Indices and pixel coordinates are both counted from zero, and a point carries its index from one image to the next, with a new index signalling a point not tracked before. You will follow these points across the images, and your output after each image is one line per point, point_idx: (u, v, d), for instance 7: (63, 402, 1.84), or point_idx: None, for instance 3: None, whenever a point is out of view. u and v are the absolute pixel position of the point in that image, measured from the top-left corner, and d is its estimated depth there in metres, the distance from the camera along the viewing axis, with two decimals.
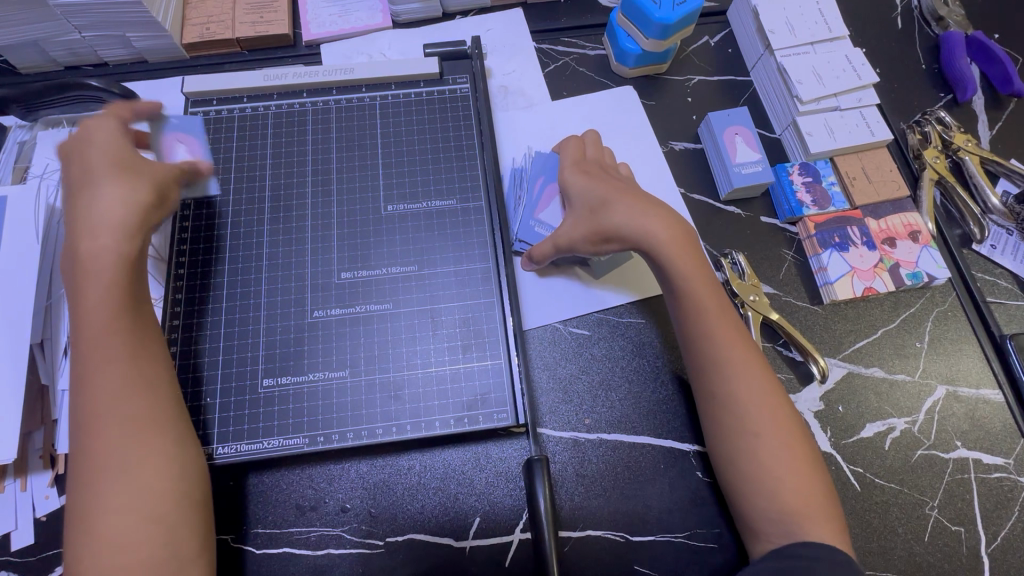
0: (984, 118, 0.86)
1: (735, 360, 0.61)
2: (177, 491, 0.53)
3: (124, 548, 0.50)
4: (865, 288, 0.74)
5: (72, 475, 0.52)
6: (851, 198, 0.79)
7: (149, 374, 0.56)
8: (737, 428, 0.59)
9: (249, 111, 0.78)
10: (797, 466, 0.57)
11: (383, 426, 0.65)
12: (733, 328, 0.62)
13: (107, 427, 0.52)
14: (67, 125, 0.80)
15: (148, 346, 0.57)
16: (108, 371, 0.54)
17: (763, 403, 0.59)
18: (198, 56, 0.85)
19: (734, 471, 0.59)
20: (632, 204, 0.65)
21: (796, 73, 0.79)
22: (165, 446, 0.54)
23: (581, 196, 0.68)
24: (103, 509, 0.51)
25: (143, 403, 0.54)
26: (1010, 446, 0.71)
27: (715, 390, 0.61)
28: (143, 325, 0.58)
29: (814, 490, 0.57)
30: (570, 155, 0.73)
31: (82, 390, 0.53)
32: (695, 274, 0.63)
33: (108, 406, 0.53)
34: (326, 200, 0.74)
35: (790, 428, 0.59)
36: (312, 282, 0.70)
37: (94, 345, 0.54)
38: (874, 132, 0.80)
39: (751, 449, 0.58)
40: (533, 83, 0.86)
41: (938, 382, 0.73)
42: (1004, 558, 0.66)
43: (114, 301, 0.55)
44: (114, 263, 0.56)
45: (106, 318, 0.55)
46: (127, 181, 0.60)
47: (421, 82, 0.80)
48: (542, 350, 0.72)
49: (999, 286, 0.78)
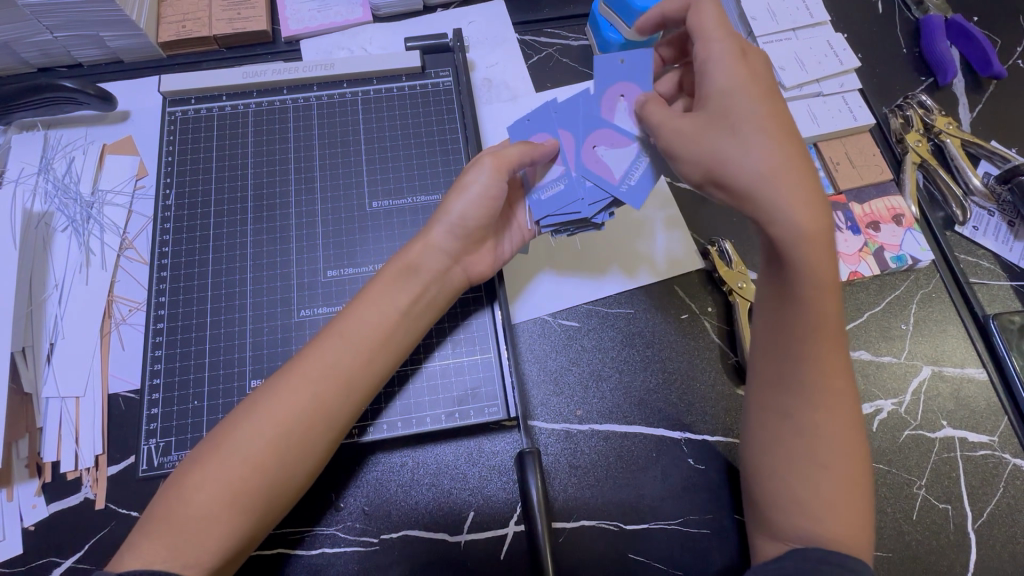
0: (964, 101, 0.87)
1: (830, 388, 0.54)
2: (261, 508, 0.52)
3: (211, 502, 0.50)
4: (849, 272, 0.76)
5: (248, 399, 0.55)
6: (835, 182, 0.79)
7: (359, 379, 0.57)
8: (800, 458, 0.54)
9: (228, 109, 0.77)
10: (849, 500, 0.53)
11: (375, 423, 0.65)
12: (840, 352, 0.54)
13: (300, 391, 0.54)
14: (42, 128, 0.79)
15: (363, 369, 0.58)
16: (345, 349, 0.57)
17: (837, 439, 0.54)
18: (175, 55, 0.84)
19: (780, 494, 0.55)
20: (766, 140, 0.52)
21: (778, 60, 0.80)
22: (307, 453, 0.54)
23: (714, 104, 0.54)
24: (237, 447, 0.52)
25: (337, 396, 0.56)
26: (995, 424, 0.72)
27: (789, 411, 0.55)
28: (389, 329, 0.60)
29: (849, 508, 0.53)
30: (712, 34, 0.56)
31: (302, 364, 0.56)
32: (826, 277, 0.51)
33: (318, 373, 0.56)
34: (309, 198, 0.73)
35: (857, 464, 0.54)
36: (298, 282, 0.70)
37: (335, 337, 0.58)
38: (856, 117, 0.81)
39: (806, 476, 0.54)
40: (516, 75, 0.85)
41: (923, 363, 0.74)
42: (990, 534, 0.67)
43: (368, 305, 0.59)
44: (394, 270, 0.61)
45: (370, 296, 0.60)
46: (468, 181, 0.62)
47: (403, 77, 0.80)
48: (532, 343, 0.72)
49: (981, 266, 0.79)
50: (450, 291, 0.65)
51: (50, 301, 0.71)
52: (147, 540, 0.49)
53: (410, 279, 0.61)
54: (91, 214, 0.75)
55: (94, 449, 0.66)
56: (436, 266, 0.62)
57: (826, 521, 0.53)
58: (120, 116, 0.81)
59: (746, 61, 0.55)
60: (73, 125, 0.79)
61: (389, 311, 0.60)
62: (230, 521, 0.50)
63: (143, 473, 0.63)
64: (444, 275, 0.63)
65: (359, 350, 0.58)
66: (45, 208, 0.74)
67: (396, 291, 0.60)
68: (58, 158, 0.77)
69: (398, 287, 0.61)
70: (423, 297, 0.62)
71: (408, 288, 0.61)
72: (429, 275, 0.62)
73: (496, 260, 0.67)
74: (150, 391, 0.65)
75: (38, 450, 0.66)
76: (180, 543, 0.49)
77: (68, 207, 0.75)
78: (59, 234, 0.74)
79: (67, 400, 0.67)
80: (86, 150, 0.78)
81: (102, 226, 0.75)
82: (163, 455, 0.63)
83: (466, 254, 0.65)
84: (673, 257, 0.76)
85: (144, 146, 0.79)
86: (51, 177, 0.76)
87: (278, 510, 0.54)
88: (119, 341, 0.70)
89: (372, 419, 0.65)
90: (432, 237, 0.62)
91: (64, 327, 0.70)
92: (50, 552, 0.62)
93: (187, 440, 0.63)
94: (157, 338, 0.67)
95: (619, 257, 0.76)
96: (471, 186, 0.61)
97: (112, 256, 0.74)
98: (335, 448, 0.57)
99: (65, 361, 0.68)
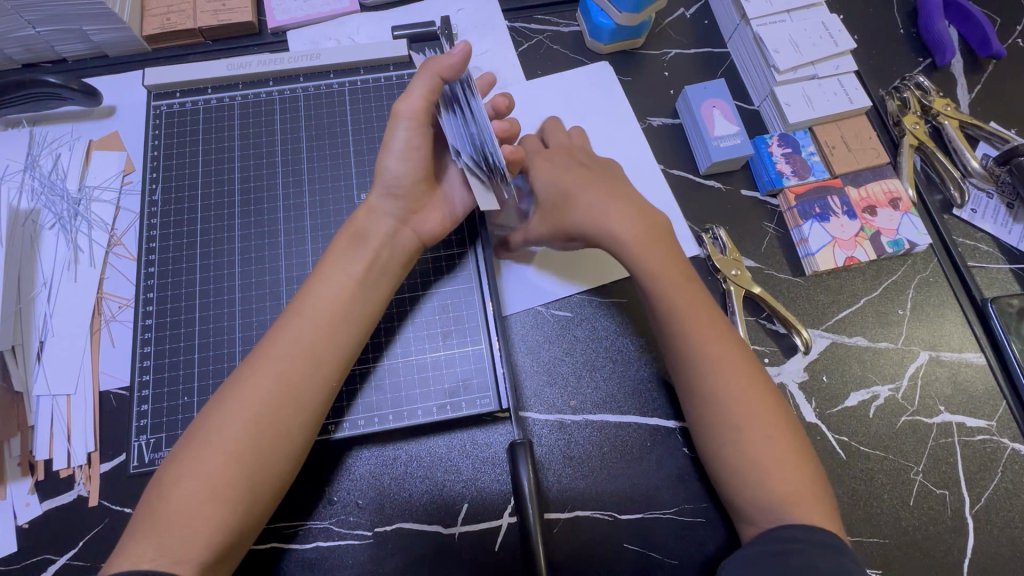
0: (963, 82, 0.86)
1: (714, 353, 0.58)
2: (245, 497, 0.52)
3: (193, 495, 0.50)
4: (846, 258, 0.74)
5: (218, 393, 0.56)
6: (830, 167, 0.78)
7: (325, 355, 0.57)
8: (717, 426, 0.56)
9: (214, 102, 0.76)
10: (784, 458, 0.54)
11: (350, 419, 0.64)
12: (703, 305, 0.61)
13: (265, 375, 0.55)
14: (27, 125, 0.78)
15: (330, 348, 0.58)
16: (305, 330, 0.57)
17: (744, 399, 0.56)
18: (160, 49, 0.82)
19: (721, 463, 0.56)
20: (591, 186, 0.65)
21: (773, 43, 0.78)
22: (282, 437, 0.54)
23: (545, 188, 0.66)
24: (212, 437, 0.52)
25: (306, 376, 0.56)
26: (993, 408, 0.71)
27: (696, 386, 0.57)
28: (356, 306, 0.60)
29: (809, 483, 0.54)
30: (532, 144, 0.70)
31: (265, 352, 0.56)
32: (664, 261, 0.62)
33: (281, 355, 0.56)
34: (297, 191, 0.72)
35: (779, 424, 0.55)
36: (288, 275, 0.69)
37: (294, 321, 0.58)
38: (852, 99, 0.79)
39: (737, 443, 0.55)
40: (506, 63, 0.84)
41: (921, 348, 0.73)
42: (988, 518, 0.67)
43: (331, 288, 0.60)
44: (345, 239, 0.62)
45: (324, 270, 0.61)
46: (391, 138, 0.62)
47: (391, 66, 0.78)
48: (525, 333, 0.72)
49: (979, 249, 0.78)
50: (405, 252, 0.65)
51: (39, 299, 0.70)
52: (134, 543, 0.49)
53: (359, 246, 0.62)
54: (79, 211, 0.74)
55: (86, 446, 0.66)
56: (380, 228, 0.63)
57: (793, 501, 0.53)
58: (106, 111, 0.80)
59: (566, 149, 0.69)
60: (59, 121, 0.78)
61: (347, 283, 0.60)
62: (213, 514, 0.50)
63: (135, 470, 0.62)
64: (393, 237, 0.64)
65: (319, 326, 0.58)
66: (33, 205, 0.74)
67: (349, 259, 0.61)
68: (44, 155, 0.77)
69: (349, 256, 0.61)
70: (376, 261, 0.62)
71: (360, 254, 0.62)
72: (376, 240, 0.63)
73: (446, 215, 0.68)
74: (140, 387, 0.64)
75: (30, 448, 0.66)
76: (166, 540, 0.49)
77: (55, 204, 0.74)
78: (46, 231, 0.73)
79: (58, 398, 0.67)
80: (72, 146, 0.77)
81: (90, 223, 0.74)
82: (154, 451, 0.63)
83: (411, 215, 0.65)
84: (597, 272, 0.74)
85: (131, 142, 0.79)
86: (37, 174, 0.75)
87: (266, 499, 0.53)
88: (109, 338, 0.70)
89: (345, 414, 0.64)
90: (372, 201, 0.64)
91: (54, 325, 0.69)
92: (45, 549, 0.62)
93: (177, 436, 0.63)
94: (145, 335, 0.66)
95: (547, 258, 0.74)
96: (393, 142, 0.62)
97: (100, 252, 0.73)
98: (316, 430, 0.57)
99: (55, 359, 0.68)
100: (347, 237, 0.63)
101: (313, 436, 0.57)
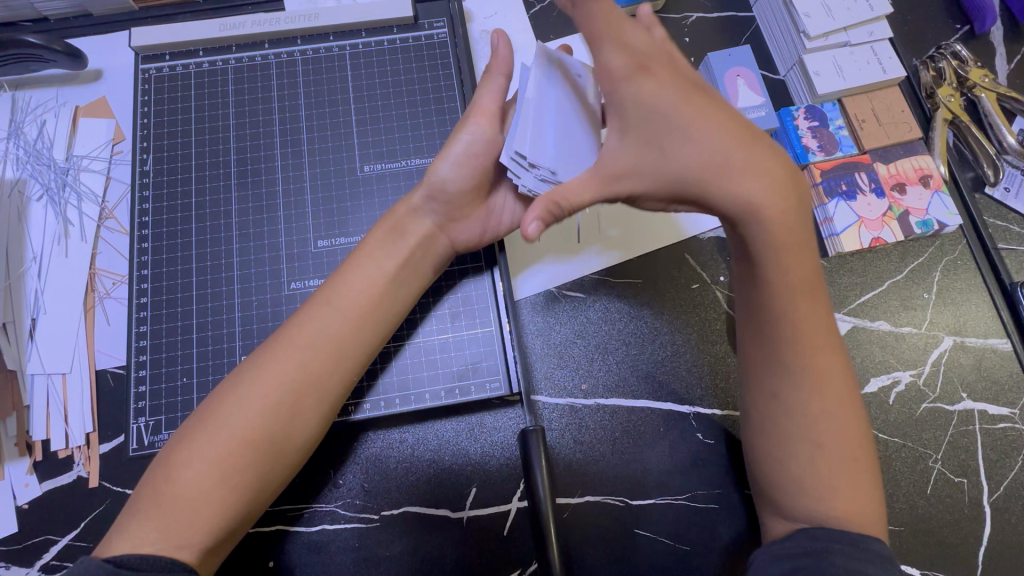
0: (1001, 51, 0.80)
1: (818, 364, 0.51)
2: (254, 483, 0.50)
3: (199, 480, 0.48)
4: (872, 239, 0.71)
5: (235, 372, 0.54)
6: (859, 142, 0.74)
7: (350, 345, 0.56)
8: (796, 438, 0.52)
9: (206, 66, 0.71)
10: (852, 479, 0.51)
11: (370, 399, 0.62)
12: (820, 320, 0.50)
13: (288, 362, 0.53)
14: (9, 89, 0.73)
15: (353, 340, 0.56)
16: (330, 316, 0.55)
17: (828, 415, 0.51)
18: (147, 7, 0.76)
19: (788, 484, 0.52)
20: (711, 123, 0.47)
21: (803, 6, 0.73)
22: (297, 428, 0.52)
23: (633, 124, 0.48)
24: (226, 420, 0.50)
25: (327, 365, 0.54)
26: (1016, 396, 0.69)
27: (778, 394, 0.52)
28: (381, 299, 0.58)
29: (870, 500, 0.51)
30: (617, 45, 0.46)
31: (286, 337, 0.54)
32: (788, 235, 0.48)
33: (306, 344, 0.54)
34: (296, 162, 0.69)
35: (860, 443, 0.52)
36: (288, 252, 0.66)
37: (319, 305, 0.56)
38: (886, 69, 0.75)
39: (812, 462, 0.51)
40: (517, 26, 0.78)
41: (945, 333, 0.70)
42: (1007, 507, 0.65)
43: (357, 272, 0.58)
44: (383, 233, 0.59)
45: (359, 260, 0.58)
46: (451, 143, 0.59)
47: (395, 28, 0.73)
48: (534, 315, 0.69)
49: (1011, 232, 0.74)
50: (436, 258, 0.62)
51: (29, 274, 0.67)
52: (135, 523, 0.48)
53: (397, 241, 0.59)
54: (67, 181, 0.71)
55: (84, 427, 0.64)
56: (421, 227, 0.60)
57: (845, 516, 0.50)
58: (92, 75, 0.75)
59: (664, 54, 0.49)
60: (42, 85, 0.74)
61: (379, 278, 0.58)
62: (220, 500, 0.49)
63: (134, 453, 0.61)
64: (431, 238, 0.61)
65: (348, 319, 0.56)
66: (19, 175, 0.70)
67: (385, 254, 0.59)
68: (28, 122, 0.72)
69: (386, 249, 0.59)
70: (411, 259, 0.60)
71: (396, 249, 0.59)
72: (412, 237, 0.60)
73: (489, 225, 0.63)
74: (137, 368, 0.62)
75: (27, 429, 0.64)
76: (168, 523, 0.47)
77: (41, 174, 0.70)
78: (33, 203, 0.70)
79: (54, 377, 0.65)
80: (58, 113, 0.73)
81: (79, 195, 0.70)
82: (153, 434, 0.61)
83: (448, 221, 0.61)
84: (632, 247, 0.71)
85: (119, 109, 0.74)
86: (21, 142, 0.71)
87: (272, 487, 0.52)
88: (104, 316, 0.67)
89: (366, 395, 0.62)
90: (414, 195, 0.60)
91: (46, 301, 0.67)
92: (47, 530, 0.61)
93: (176, 419, 0.61)
94: (140, 314, 0.64)
95: (590, 229, 0.71)
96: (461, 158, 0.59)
97: (91, 226, 0.70)
98: (330, 421, 0.55)
99: (48, 337, 0.66)
100: (386, 232, 0.59)
101: (325, 428, 0.55)
